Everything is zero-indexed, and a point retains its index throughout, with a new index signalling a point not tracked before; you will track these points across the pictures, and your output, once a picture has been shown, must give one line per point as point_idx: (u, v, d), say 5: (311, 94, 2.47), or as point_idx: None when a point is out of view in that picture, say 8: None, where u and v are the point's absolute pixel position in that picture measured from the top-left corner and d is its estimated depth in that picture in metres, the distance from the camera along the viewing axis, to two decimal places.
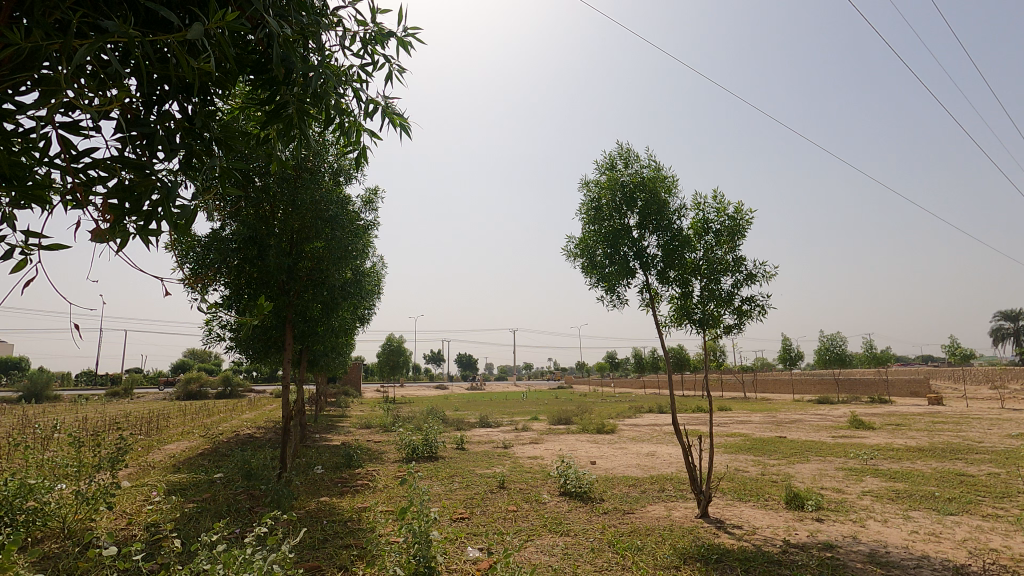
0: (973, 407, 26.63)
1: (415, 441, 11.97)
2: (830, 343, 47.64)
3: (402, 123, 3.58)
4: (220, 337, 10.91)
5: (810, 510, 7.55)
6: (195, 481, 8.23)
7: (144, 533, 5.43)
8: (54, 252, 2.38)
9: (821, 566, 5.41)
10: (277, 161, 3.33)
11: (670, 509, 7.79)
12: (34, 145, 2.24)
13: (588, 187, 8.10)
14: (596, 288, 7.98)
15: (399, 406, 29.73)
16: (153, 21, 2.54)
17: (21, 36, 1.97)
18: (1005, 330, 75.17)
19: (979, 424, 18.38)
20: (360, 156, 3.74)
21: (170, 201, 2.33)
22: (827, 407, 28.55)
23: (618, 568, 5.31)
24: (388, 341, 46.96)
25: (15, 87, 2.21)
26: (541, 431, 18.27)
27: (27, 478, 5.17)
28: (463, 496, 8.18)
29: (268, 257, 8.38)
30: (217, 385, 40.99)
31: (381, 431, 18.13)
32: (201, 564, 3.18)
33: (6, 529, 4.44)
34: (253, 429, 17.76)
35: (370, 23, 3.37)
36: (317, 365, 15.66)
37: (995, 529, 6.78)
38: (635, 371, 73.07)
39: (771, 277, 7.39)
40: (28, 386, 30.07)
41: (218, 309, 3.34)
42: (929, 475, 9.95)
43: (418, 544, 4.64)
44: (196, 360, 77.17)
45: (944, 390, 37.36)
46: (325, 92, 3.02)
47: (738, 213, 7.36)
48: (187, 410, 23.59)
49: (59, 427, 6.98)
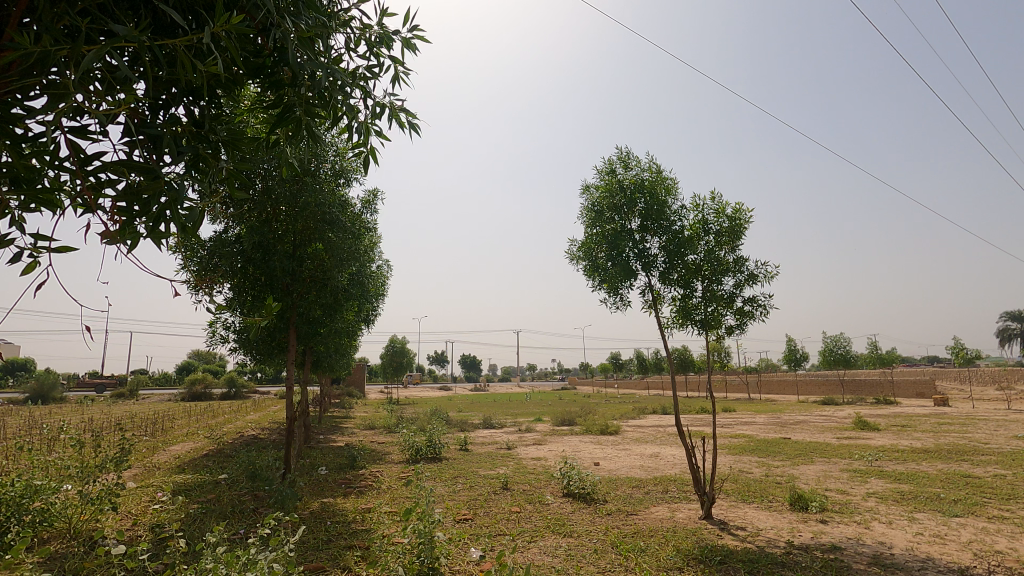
0: (979, 408, 26.91)
1: (418, 442, 12.02)
2: (835, 344, 47.78)
3: (410, 124, 3.57)
4: (224, 338, 10.93)
5: (813, 512, 7.55)
6: (200, 482, 8.25)
7: (150, 534, 5.46)
8: (64, 255, 2.40)
9: (825, 567, 5.35)
10: (285, 162, 3.34)
11: (674, 510, 7.77)
12: (43, 149, 2.23)
13: (588, 190, 8.08)
14: (598, 289, 7.95)
15: (404, 408, 30.00)
16: (160, 25, 2.54)
17: (30, 43, 1.97)
18: (1011, 330, 75.03)
19: (984, 424, 18.50)
20: (366, 159, 3.71)
21: (178, 204, 2.35)
22: (830, 407, 29.34)
23: (621, 568, 5.31)
24: (393, 342, 47.36)
25: (25, 92, 2.19)
26: (546, 432, 18.45)
27: (35, 479, 5.18)
28: (467, 496, 8.25)
29: (273, 260, 8.43)
30: (220, 385, 41.11)
31: (386, 432, 18.27)
32: (204, 564, 3.16)
33: (14, 529, 4.48)
34: (259, 429, 18.01)
35: (378, 24, 3.39)
36: (321, 365, 15.81)
37: (1000, 530, 6.76)
38: (638, 373, 73.36)
39: (773, 277, 7.28)
40: (35, 387, 30.22)
41: (224, 310, 3.33)
42: (934, 476, 9.96)
43: (422, 545, 4.61)
44: (201, 361, 77.57)
45: (950, 391, 37.32)
46: (332, 93, 3.01)
47: (738, 214, 7.33)
48: (195, 412, 23.93)
49: (62, 429, 6.93)
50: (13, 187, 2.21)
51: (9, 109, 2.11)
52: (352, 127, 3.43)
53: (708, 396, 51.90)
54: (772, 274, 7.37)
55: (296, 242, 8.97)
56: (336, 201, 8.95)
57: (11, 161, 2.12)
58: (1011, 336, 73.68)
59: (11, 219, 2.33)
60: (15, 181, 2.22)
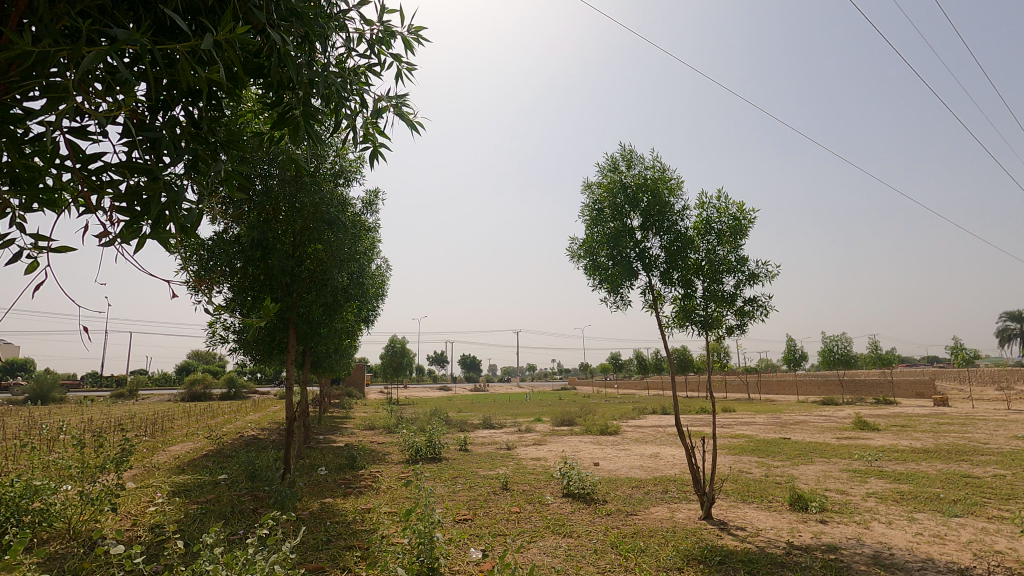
0: (978, 408, 26.92)
1: (418, 442, 12.03)
2: (834, 344, 47.81)
3: (413, 121, 3.67)
4: (224, 339, 10.94)
5: (812, 512, 7.56)
6: (199, 482, 8.23)
7: (149, 534, 5.47)
8: (63, 255, 2.40)
9: (825, 567, 5.36)
10: (287, 163, 3.36)
11: (673, 510, 7.77)
12: (43, 149, 2.23)
13: (589, 189, 8.07)
14: (598, 289, 7.95)
15: (404, 408, 30.03)
16: (161, 28, 2.55)
17: (30, 45, 1.96)
18: (1011, 330, 75.08)
19: (984, 425, 18.53)
20: (369, 156, 3.75)
21: (177, 205, 2.35)
22: (830, 407, 29.38)
23: (621, 569, 5.31)
24: (393, 342, 47.40)
25: (26, 92, 2.20)
26: (546, 432, 18.49)
27: (34, 479, 5.17)
28: (467, 497, 8.26)
29: (274, 260, 8.43)
30: (219, 385, 41.16)
31: (386, 432, 18.29)
32: (202, 565, 3.14)
33: (14, 529, 4.47)
34: (259, 429, 18.03)
35: (377, 22, 3.39)
36: (321, 365, 15.83)
37: (1000, 530, 6.77)
38: (638, 373, 73.45)
39: (775, 277, 7.26)
40: (35, 387, 30.18)
41: (225, 311, 3.33)
42: (934, 476, 9.97)
43: (422, 546, 4.61)
44: (201, 361, 77.63)
45: (949, 391, 37.37)
46: (332, 93, 3.01)
47: (741, 213, 7.32)
48: (194, 411, 23.94)
49: (62, 430, 6.91)
50: (13, 187, 2.21)
51: (9, 109, 2.12)
52: (355, 127, 3.47)
53: (708, 396, 51.93)
54: (774, 273, 7.35)
55: (295, 242, 8.95)
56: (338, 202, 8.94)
57: (11, 161, 2.12)
58: (1011, 337, 73.72)
59: (10, 218, 2.33)
60: (15, 182, 2.23)
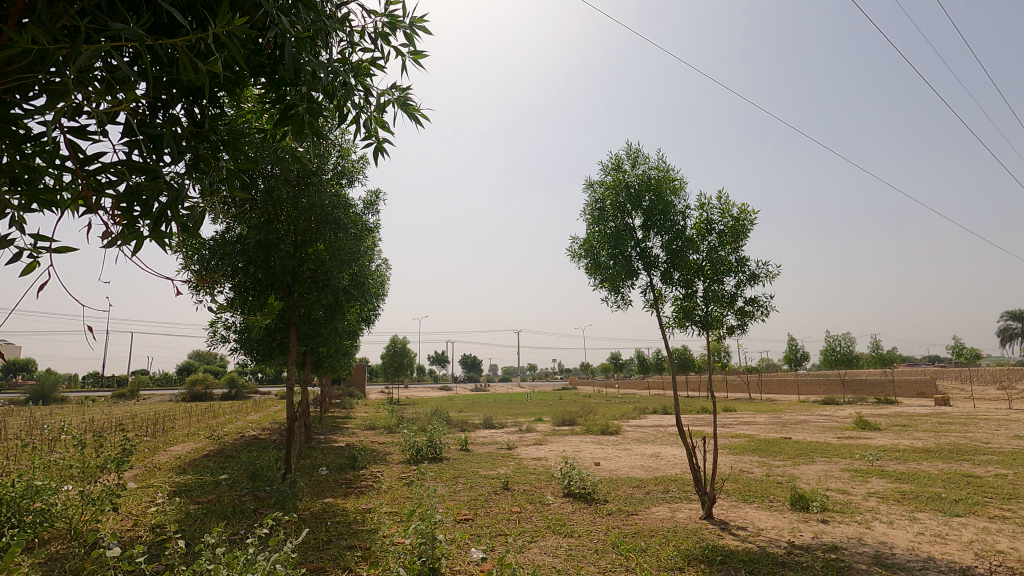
0: (981, 407, 26.83)
1: (419, 442, 12.02)
2: (836, 343, 47.74)
3: (415, 115, 3.66)
4: (225, 338, 10.95)
5: (814, 511, 7.55)
6: (200, 482, 8.24)
7: (149, 534, 5.49)
8: (63, 255, 2.41)
9: (826, 567, 5.36)
10: (290, 161, 3.37)
11: (674, 510, 7.78)
12: (43, 149, 2.24)
13: (592, 188, 8.07)
14: (598, 289, 7.95)
15: (405, 408, 30.00)
16: (161, 26, 2.55)
17: (28, 42, 1.96)
18: (1013, 330, 74.92)
19: (986, 424, 18.47)
20: (373, 151, 3.76)
21: (178, 203, 2.36)
22: (831, 407, 29.31)
23: (621, 568, 5.31)
24: (394, 343, 47.38)
25: (25, 92, 2.20)
26: (546, 432, 18.49)
27: (36, 479, 5.18)
28: (468, 496, 8.27)
29: (274, 260, 8.43)
30: (220, 385, 41.19)
31: (386, 432, 18.30)
32: (202, 565, 3.14)
33: (15, 529, 4.48)
34: (260, 429, 18.03)
35: (382, 14, 3.40)
36: (321, 365, 15.83)
37: (1001, 530, 6.76)
38: (639, 373, 73.39)
39: (775, 278, 7.24)
40: (36, 387, 30.25)
41: (226, 311, 3.34)
42: (935, 476, 9.95)
43: (423, 545, 4.61)
44: (201, 361, 77.79)
45: (951, 390, 37.29)
46: (336, 88, 3.02)
47: (743, 214, 7.31)
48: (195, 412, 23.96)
49: (63, 431, 6.92)
50: (12, 187, 2.22)
51: (10, 109, 2.12)
52: (358, 121, 3.47)
53: (709, 396, 51.86)
54: (775, 274, 7.33)
55: (296, 243, 8.95)
56: (339, 202, 8.94)
57: (11, 161, 2.13)
58: (1012, 336, 73.59)
59: (11, 218, 2.34)
60: (15, 182, 2.24)
